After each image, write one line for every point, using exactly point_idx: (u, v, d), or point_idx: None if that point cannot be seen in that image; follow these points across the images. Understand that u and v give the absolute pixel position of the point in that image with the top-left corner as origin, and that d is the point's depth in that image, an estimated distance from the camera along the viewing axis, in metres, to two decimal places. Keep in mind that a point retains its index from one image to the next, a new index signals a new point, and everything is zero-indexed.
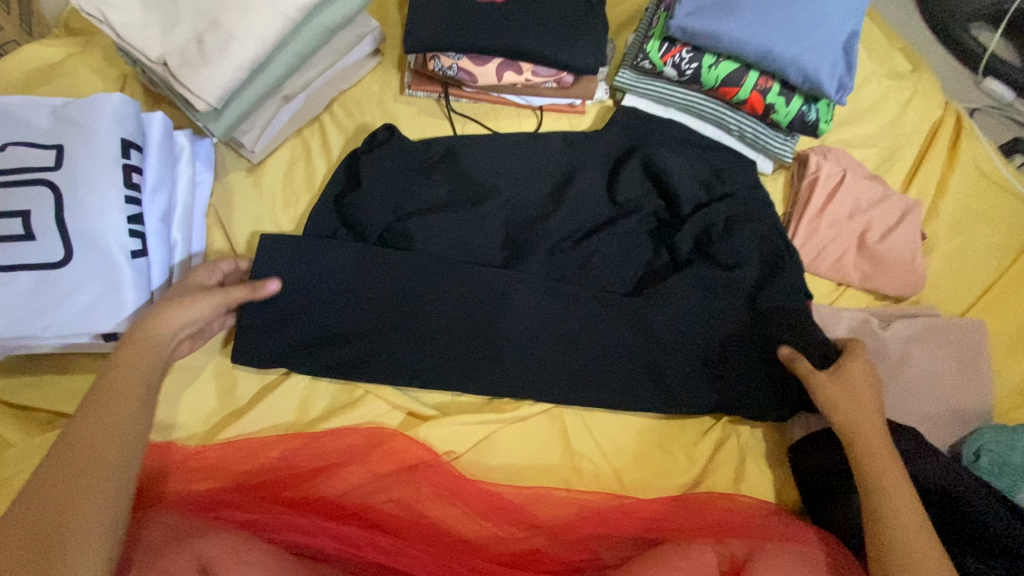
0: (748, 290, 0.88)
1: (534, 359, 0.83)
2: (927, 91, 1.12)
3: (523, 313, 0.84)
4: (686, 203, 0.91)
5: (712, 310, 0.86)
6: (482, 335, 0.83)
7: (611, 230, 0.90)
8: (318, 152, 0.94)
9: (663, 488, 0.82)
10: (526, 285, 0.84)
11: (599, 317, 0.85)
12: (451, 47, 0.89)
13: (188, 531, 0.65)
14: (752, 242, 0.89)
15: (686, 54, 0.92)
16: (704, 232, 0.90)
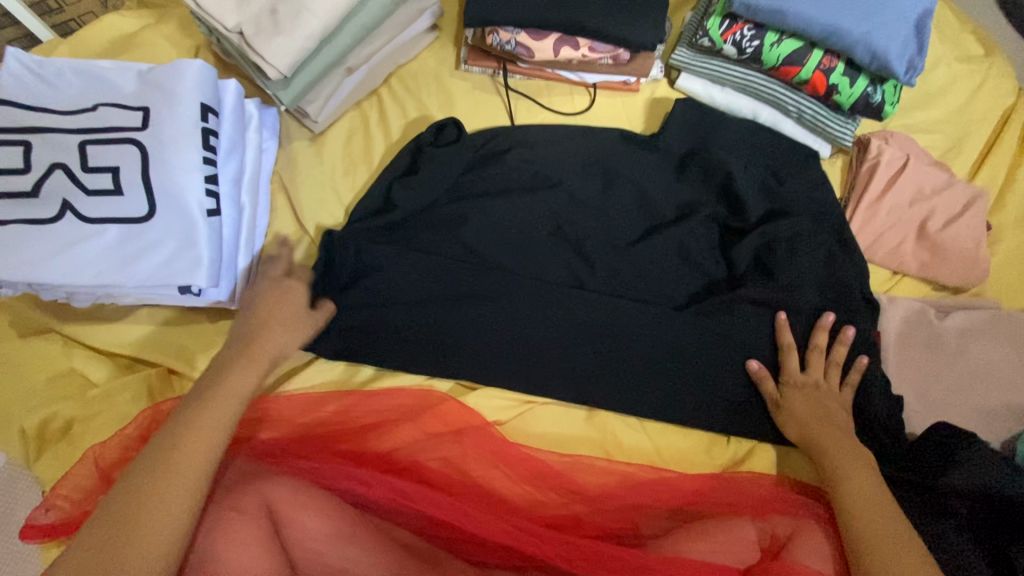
0: (804, 311, 0.88)
1: (581, 365, 0.85)
2: (1000, 76, 1.07)
3: (571, 319, 0.85)
4: (749, 213, 0.91)
5: (770, 327, 0.86)
6: (537, 339, 0.85)
7: (666, 233, 0.90)
8: (376, 126, 0.97)
9: (702, 464, 0.83)
10: (577, 292, 0.86)
11: (656, 328, 0.85)
12: (511, 21, 0.89)
13: (257, 473, 0.70)
14: (811, 262, 0.89)
15: (748, 32, 0.91)
16: (764, 247, 0.90)
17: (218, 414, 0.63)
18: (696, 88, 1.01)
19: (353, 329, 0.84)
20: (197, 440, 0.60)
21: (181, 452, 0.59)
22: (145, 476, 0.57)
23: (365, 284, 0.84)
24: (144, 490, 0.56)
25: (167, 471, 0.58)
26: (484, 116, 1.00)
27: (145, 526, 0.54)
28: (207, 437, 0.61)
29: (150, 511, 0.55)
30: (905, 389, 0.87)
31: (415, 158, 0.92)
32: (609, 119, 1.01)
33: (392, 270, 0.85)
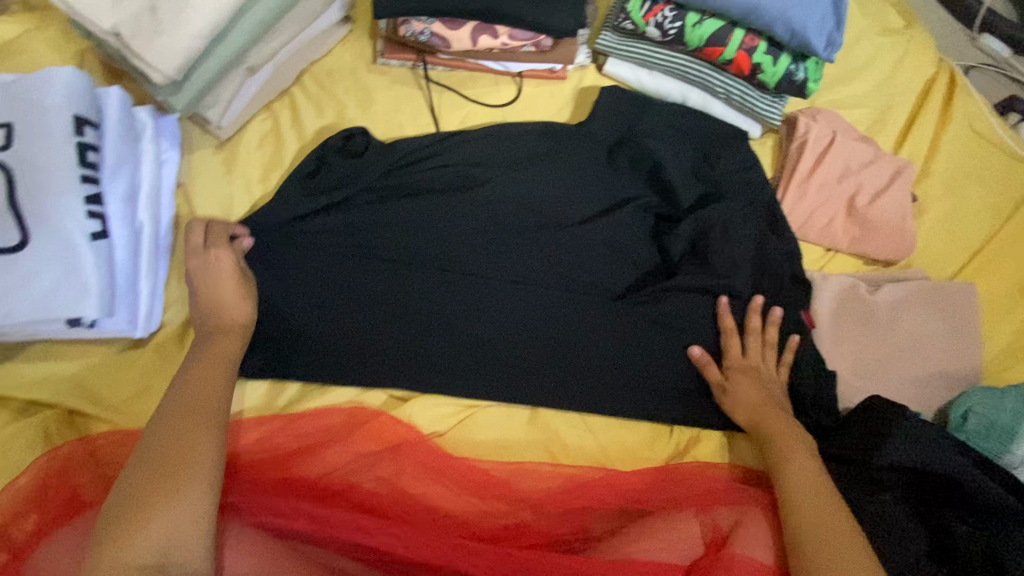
0: (741, 294, 0.87)
1: (518, 366, 0.82)
2: (920, 47, 1.09)
3: (505, 320, 0.83)
4: (680, 201, 0.91)
5: (707, 314, 0.86)
6: (474, 340, 0.82)
7: (599, 225, 0.88)
8: (289, 128, 0.91)
9: (648, 459, 0.82)
10: (509, 292, 0.84)
11: (596, 320, 0.84)
12: (422, 11, 0.84)
13: None
14: (746, 245, 0.89)
15: (669, 13, 0.88)
16: (698, 233, 0.89)
17: (216, 364, 0.68)
18: (624, 73, 0.98)
19: (271, 348, 0.80)
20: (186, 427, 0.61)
21: (183, 431, 0.61)
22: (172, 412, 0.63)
23: (287, 302, 0.81)
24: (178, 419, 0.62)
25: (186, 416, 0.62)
26: (406, 112, 0.95)
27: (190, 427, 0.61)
28: (207, 411, 0.63)
29: (191, 416, 0.62)
30: (841, 365, 0.88)
31: (324, 165, 0.88)
32: (537, 110, 0.98)
33: (312, 284, 0.82)
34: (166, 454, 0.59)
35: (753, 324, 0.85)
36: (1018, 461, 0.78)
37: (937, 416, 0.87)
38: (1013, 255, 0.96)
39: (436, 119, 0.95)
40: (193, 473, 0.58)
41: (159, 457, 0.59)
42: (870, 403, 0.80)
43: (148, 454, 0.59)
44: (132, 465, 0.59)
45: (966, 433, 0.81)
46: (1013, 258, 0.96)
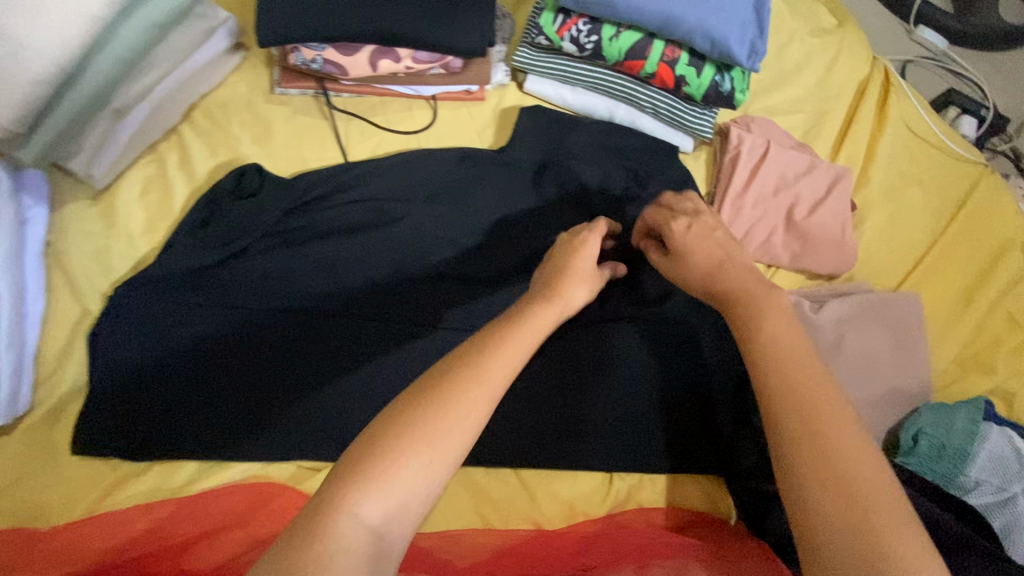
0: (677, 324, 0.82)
1: None
2: (854, 46, 1.05)
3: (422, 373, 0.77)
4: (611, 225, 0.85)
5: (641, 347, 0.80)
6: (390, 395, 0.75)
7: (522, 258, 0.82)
8: (177, 171, 0.83)
9: (588, 512, 0.76)
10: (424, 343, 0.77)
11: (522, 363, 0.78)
12: (311, 37, 0.76)
13: None
14: None
15: (583, 27, 0.82)
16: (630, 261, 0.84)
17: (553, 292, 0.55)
18: (545, 90, 0.92)
19: (158, 424, 0.72)
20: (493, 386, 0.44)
21: (503, 349, 0.47)
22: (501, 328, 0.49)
23: (172, 370, 0.73)
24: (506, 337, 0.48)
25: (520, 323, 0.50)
26: (309, 145, 0.87)
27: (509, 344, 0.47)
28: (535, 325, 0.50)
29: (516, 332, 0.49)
30: None
31: (214, 212, 0.79)
32: (455, 134, 0.90)
33: (202, 349, 0.74)
34: (465, 413, 0.42)
35: (688, 356, 0.81)
36: (973, 482, 0.75)
37: (888, 438, 0.82)
38: (959, 259, 0.92)
39: (344, 151, 0.87)
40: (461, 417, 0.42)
41: (458, 424, 0.42)
42: None
43: (442, 409, 0.42)
44: (403, 428, 0.41)
45: (919, 457, 0.77)
46: (959, 262, 0.92)
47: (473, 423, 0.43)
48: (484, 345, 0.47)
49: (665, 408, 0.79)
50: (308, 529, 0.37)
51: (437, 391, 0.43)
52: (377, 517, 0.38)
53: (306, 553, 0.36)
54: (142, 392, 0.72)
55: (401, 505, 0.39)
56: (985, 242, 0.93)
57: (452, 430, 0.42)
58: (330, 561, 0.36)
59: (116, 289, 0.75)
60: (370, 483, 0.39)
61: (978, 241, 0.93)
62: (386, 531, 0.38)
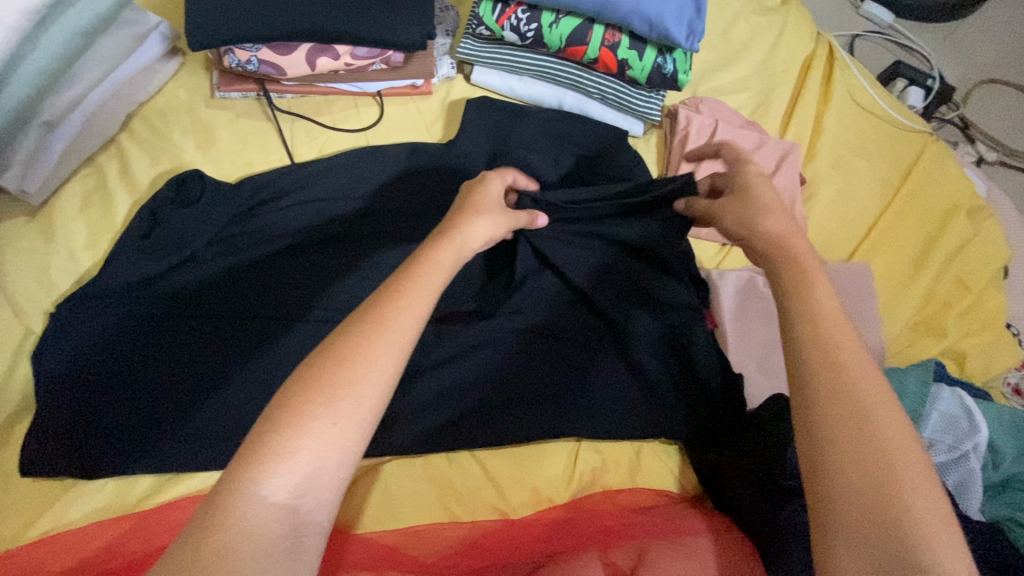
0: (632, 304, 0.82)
1: (402, 415, 0.75)
2: (797, 24, 1.06)
3: None
4: None
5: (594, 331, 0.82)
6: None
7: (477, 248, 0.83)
8: (118, 182, 0.81)
9: (554, 498, 0.76)
10: None
11: (479, 353, 0.79)
12: (245, 37, 0.75)
13: None
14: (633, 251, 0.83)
15: (522, 15, 0.82)
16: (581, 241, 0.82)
17: (443, 253, 0.55)
18: (492, 81, 0.91)
19: (105, 440, 0.70)
20: (388, 349, 0.45)
21: (386, 316, 0.47)
22: (384, 293, 0.49)
23: (118, 382, 0.71)
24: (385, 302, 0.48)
25: (400, 287, 0.50)
26: (254, 148, 0.85)
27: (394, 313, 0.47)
28: (423, 288, 0.50)
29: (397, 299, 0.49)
30: (747, 365, 0.84)
31: (156, 221, 0.77)
32: (403, 130, 0.90)
33: (149, 359, 0.73)
34: (362, 378, 0.43)
35: (644, 331, 0.81)
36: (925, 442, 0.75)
37: None
38: (908, 226, 0.94)
39: (290, 152, 0.86)
40: (354, 389, 0.43)
41: (359, 393, 0.43)
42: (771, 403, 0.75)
43: (339, 382, 0.43)
44: (300, 400, 0.42)
45: None
46: (908, 229, 0.94)
47: (375, 388, 0.44)
48: (380, 312, 0.47)
49: (624, 387, 0.79)
50: (215, 508, 0.38)
51: (332, 360, 0.44)
52: (287, 492, 0.39)
53: (219, 534, 0.37)
54: (86, 407, 0.70)
55: (312, 475, 0.40)
56: (931, 209, 0.95)
57: (352, 399, 0.42)
58: (235, 545, 0.37)
59: (57, 305, 0.73)
60: (269, 458, 0.40)
61: (925, 208, 0.95)
62: (298, 504, 0.39)
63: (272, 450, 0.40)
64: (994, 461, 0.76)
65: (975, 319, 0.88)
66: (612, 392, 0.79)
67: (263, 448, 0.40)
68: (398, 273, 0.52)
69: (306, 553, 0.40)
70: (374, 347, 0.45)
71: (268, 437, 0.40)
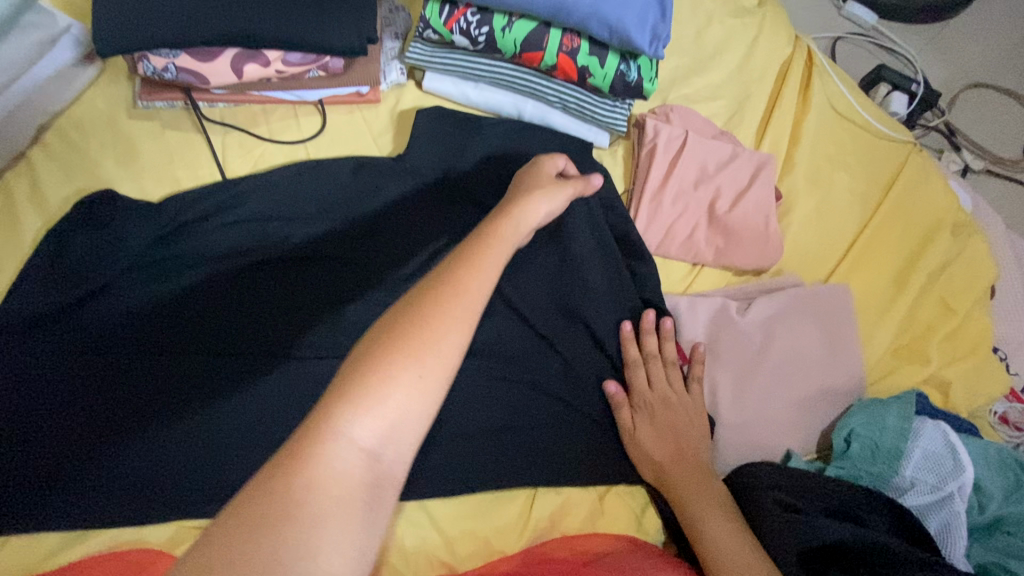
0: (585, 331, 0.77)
1: None
2: (773, 27, 1.00)
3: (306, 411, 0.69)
4: None
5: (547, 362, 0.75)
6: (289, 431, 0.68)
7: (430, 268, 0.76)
8: (26, 201, 0.73)
9: (506, 546, 0.70)
10: (311, 378, 0.70)
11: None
12: (159, 41, 0.67)
13: None
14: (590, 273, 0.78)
15: (472, 18, 0.75)
16: (524, 264, 0.77)
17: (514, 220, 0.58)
18: (445, 88, 0.84)
19: (6, 493, 0.63)
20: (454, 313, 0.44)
21: (465, 271, 0.48)
22: (467, 250, 0.51)
23: (23, 428, 0.65)
24: (463, 260, 0.50)
25: (475, 247, 0.52)
26: (181, 162, 0.78)
27: (472, 269, 0.48)
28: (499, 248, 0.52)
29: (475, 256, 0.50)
30: (718, 398, 0.77)
31: (63, 247, 0.70)
32: (348, 141, 0.83)
33: (58, 403, 0.66)
34: (436, 339, 0.42)
35: (591, 352, 0.77)
36: (908, 483, 0.71)
37: (823, 439, 0.78)
38: (890, 243, 0.88)
39: (221, 167, 0.78)
40: (445, 330, 0.43)
41: (432, 354, 0.41)
42: (732, 480, 0.73)
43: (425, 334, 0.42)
44: (391, 352, 0.41)
45: (853, 461, 0.72)
46: (889, 246, 0.88)
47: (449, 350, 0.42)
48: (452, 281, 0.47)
49: (576, 418, 0.75)
50: (300, 450, 0.37)
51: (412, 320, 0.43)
52: (372, 436, 0.38)
53: (297, 476, 0.36)
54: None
55: (396, 422, 0.39)
56: (913, 225, 0.89)
57: (425, 356, 0.41)
58: (319, 485, 0.36)
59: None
60: (364, 397, 0.39)
61: (908, 224, 0.89)
62: (382, 452, 0.38)
63: (357, 395, 0.39)
64: (980, 503, 0.70)
65: (959, 344, 0.83)
66: (565, 430, 0.74)
67: (359, 391, 0.39)
68: (469, 239, 0.54)
69: (378, 512, 0.37)
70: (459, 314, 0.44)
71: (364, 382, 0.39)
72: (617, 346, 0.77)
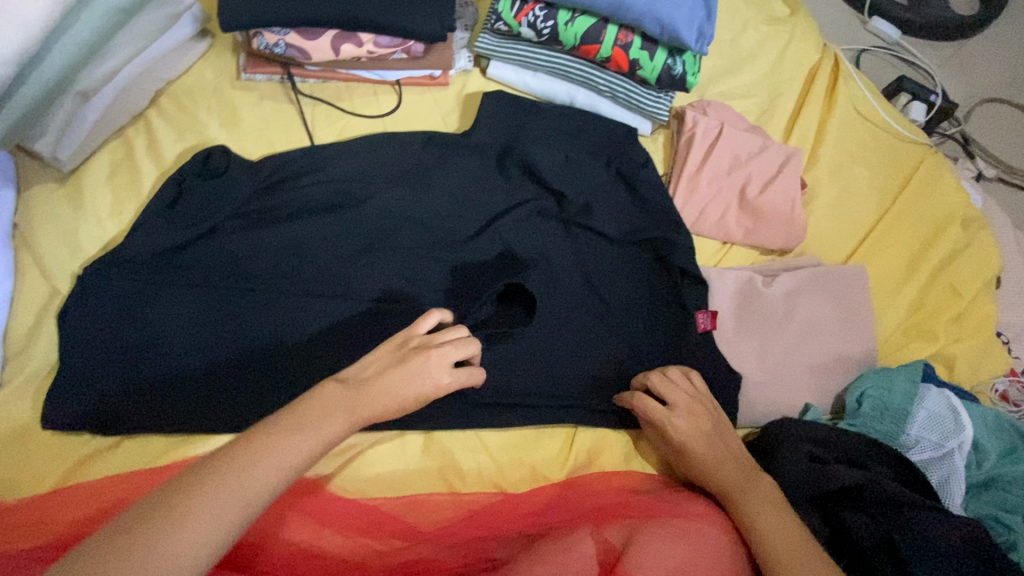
0: (624, 296, 0.87)
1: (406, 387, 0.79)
2: (804, 34, 1.09)
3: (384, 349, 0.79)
4: (574, 198, 0.89)
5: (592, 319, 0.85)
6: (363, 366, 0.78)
7: (493, 230, 0.87)
8: (143, 154, 0.84)
9: (550, 476, 0.79)
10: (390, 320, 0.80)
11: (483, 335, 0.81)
12: (274, 21, 0.78)
13: None
14: (623, 249, 0.89)
15: (540, 12, 0.85)
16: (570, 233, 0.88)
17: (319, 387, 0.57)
18: (508, 76, 0.95)
19: (124, 397, 0.72)
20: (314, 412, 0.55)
21: (239, 463, 0.50)
22: (259, 432, 0.52)
23: (139, 342, 0.74)
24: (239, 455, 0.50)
25: (259, 435, 0.52)
26: (276, 129, 0.89)
27: (245, 470, 0.50)
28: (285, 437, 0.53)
29: (268, 451, 0.51)
30: (743, 360, 0.85)
31: (182, 192, 0.81)
32: (420, 118, 0.93)
33: (170, 324, 0.75)
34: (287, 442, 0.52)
35: (630, 314, 0.86)
36: (913, 440, 0.79)
37: (837, 402, 0.87)
38: (904, 232, 0.97)
39: (310, 134, 0.89)
40: (187, 530, 0.46)
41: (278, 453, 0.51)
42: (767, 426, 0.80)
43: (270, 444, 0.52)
44: (210, 482, 0.48)
45: (864, 418, 0.81)
46: (904, 235, 0.96)
47: (290, 459, 0.52)
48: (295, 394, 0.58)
49: (615, 369, 0.83)
50: (98, 547, 0.44)
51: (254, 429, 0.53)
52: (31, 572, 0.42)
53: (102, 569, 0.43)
54: (107, 366, 0.73)
55: (176, 554, 0.45)
56: (927, 218, 0.98)
57: (248, 481, 0.50)
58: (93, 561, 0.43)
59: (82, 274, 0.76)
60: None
61: (922, 218, 0.98)
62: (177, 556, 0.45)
63: (210, 482, 0.49)
64: (978, 461, 0.78)
65: (965, 326, 0.91)
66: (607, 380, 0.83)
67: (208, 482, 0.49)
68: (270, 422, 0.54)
69: None
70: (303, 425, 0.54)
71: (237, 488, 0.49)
72: (653, 310, 0.87)
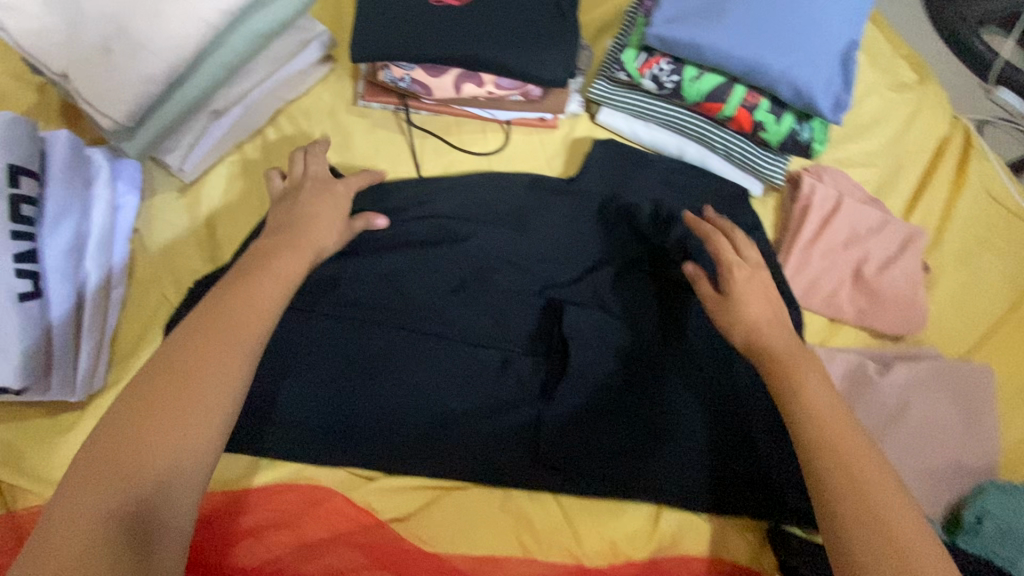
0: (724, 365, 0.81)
1: (483, 434, 0.76)
2: (934, 105, 1.03)
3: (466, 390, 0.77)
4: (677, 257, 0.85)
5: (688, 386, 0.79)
6: (447, 406, 0.76)
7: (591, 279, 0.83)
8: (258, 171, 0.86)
9: (629, 553, 0.75)
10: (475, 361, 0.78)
11: (569, 395, 0.77)
12: (402, 56, 0.79)
13: None
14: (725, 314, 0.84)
15: (665, 66, 0.83)
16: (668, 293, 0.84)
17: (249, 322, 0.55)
18: (619, 125, 0.93)
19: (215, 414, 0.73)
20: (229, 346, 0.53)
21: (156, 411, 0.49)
22: (156, 387, 0.50)
23: None
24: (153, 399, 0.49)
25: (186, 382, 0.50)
26: (384, 158, 0.89)
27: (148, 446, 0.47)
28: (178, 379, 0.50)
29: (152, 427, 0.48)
30: None
31: None
32: (526, 160, 0.92)
33: (264, 344, 0.75)
34: (210, 409, 0.50)
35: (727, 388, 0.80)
36: None
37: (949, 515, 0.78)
38: None
39: (417, 166, 0.89)
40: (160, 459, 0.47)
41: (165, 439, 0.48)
42: None
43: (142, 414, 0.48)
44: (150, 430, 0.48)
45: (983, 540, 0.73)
46: None
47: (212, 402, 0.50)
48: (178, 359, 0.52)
49: (715, 449, 0.77)
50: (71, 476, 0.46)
51: (175, 377, 0.50)
52: (64, 510, 0.44)
53: (69, 508, 0.44)
54: None
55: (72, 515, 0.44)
56: None
57: (194, 418, 0.49)
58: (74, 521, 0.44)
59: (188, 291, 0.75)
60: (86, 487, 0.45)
61: None
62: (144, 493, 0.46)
63: (155, 420, 0.48)
64: None
65: None
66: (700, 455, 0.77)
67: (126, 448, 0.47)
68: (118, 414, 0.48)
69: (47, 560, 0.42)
70: (232, 361, 0.53)
71: (99, 483, 0.45)
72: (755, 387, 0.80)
